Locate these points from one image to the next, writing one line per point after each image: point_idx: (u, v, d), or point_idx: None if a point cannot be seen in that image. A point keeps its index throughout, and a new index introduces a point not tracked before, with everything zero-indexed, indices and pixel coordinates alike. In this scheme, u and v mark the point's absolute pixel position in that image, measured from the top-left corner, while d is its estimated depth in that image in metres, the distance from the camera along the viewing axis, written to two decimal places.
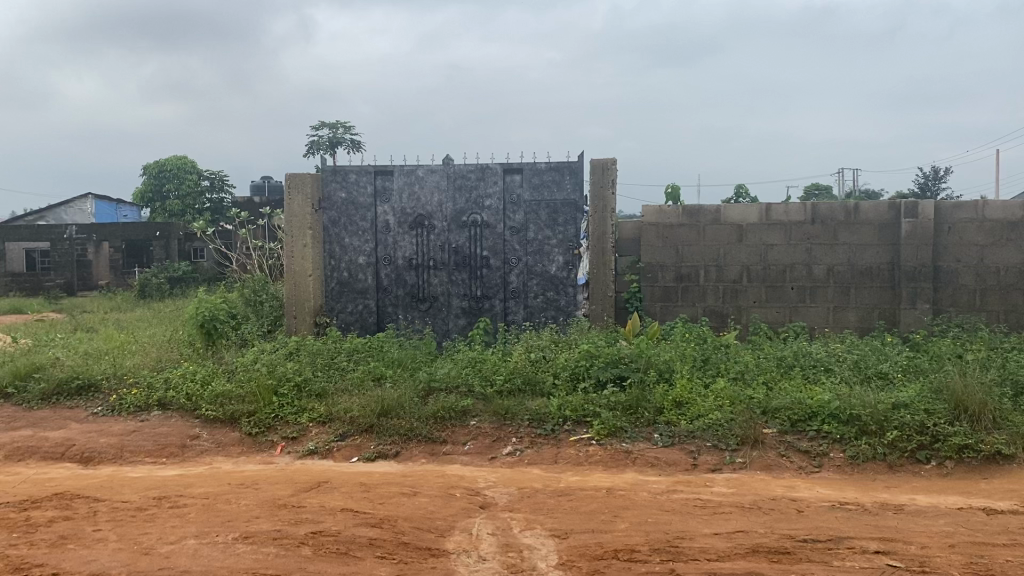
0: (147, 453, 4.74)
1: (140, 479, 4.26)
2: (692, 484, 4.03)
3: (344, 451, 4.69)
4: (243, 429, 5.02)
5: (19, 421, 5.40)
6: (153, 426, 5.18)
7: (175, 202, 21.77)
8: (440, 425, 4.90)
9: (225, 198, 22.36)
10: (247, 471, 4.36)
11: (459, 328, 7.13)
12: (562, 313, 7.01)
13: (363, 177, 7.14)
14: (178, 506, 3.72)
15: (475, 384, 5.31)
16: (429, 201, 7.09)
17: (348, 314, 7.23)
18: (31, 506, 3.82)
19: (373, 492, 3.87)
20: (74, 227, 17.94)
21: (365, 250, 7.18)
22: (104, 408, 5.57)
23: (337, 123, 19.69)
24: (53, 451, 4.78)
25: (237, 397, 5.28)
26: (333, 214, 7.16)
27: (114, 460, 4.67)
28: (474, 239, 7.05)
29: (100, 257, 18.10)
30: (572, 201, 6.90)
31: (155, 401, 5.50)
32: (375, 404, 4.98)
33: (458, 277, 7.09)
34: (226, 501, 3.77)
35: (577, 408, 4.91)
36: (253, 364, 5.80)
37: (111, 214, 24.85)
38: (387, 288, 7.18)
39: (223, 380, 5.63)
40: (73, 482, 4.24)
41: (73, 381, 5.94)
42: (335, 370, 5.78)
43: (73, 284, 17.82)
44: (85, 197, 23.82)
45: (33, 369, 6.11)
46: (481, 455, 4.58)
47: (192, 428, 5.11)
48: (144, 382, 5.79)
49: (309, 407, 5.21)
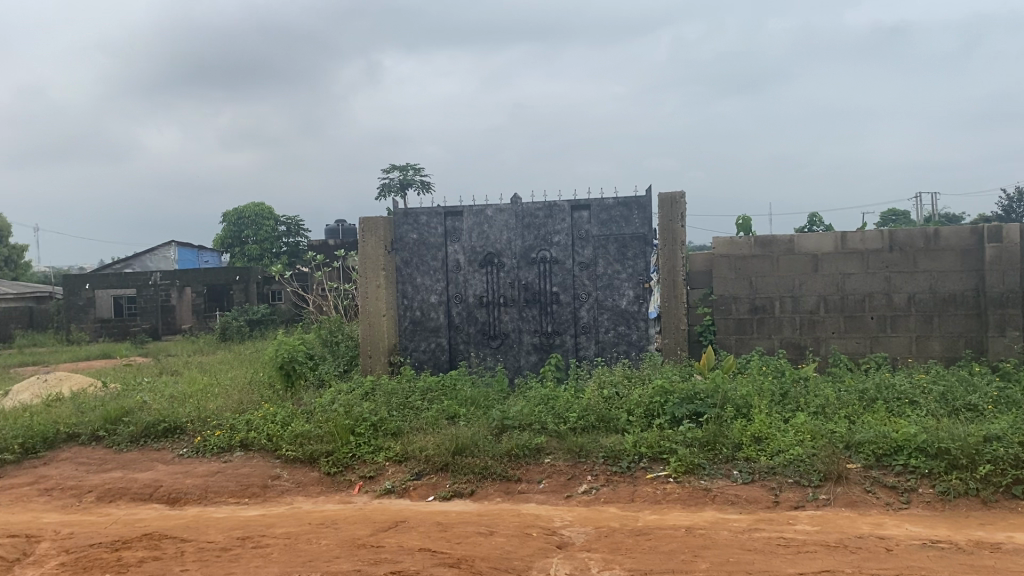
0: (231, 493, 4.86)
1: (224, 519, 4.36)
2: (775, 522, 3.93)
3: (421, 490, 4.73)
4: (322, 468, 5.11)
5: (111, 464, 5.61)
6: (235, 467, 5.31)
7: (253, 247, 22.43)
8: (515, 463, 4.90)
9: (301, 242, 22.97)
10: (326, 511, 4.43)
11: (531, 364, 7.12)
12: (634, 347, 6.94)
13: (434, 219, 7.27)
14: (261, 546, 3.79)
15: (548, 422, 5.28)
16: (499, 239, 7.16)
17: (421, 352, 7.31)
18: (122, 546, 3.95)
19: (450, 531, 3.88)
20: (159, 274, 18.48)
21: (437, 289, 7.27)
22: (189, 450, 5.73)
23: (407, 166, 20.01)
24: (141, 492, 4.94)
25: (316, 437, 5.38)
26: (405, 255, 7.31)
27: (199, 501, 4.79)
28: (543, 275, 7.08)
29: (184, 301, 18.72)
30: (641, 235, 6.87)
31: (238, 442, 5.65)
32: (450, 442, 5.02)
33: (529, 313, 7.11)
34: (307, 540, 3.83)
35: (653, 444, 4.84)
36: (331, 405, 5.90)
37: (192, 260, 25.84)
38: (458, 326, 7.24)
39: (302, 421, 5.74)
40: (161, 522, 4.38)
41: (160, 424, 6.13)
42: (411, 410, 5.83)
43: (158, 329, 18.44)
44: (169, 244, 24.74)
45: (122, 414, 6.36)
46: (557, 494, 4.55)
47: (274, 468, 5.22)
48: (227, 424, 5.95)
49: (385, 445, 5.27)
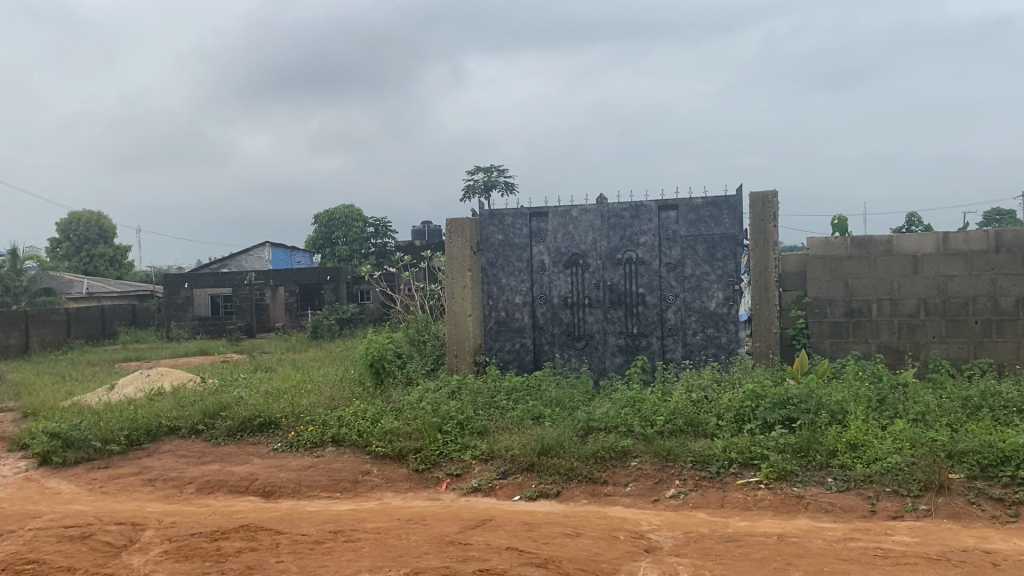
0: (323, 487, 4.99)
1: (317, 513, 4.48)
2: (872, 531, 3.80)
3: (506, 489, 4.75)
4: (410, 465, 5.19)
5: (210, 457, 5.83)
6: (327, 461, 5.45)
7: (343, 248, 22.96)
8: (601, 465, 4.87)
9: (388, 242, 23.40)
10: (415, 507, 4.50)
11: (616, 366, 7.07)
12: (723, 350, 6.81)
13: (519, 220, 7.31)
14: (352, 540, 3.88)
15: (635, 425, 5.23)
16: (584, 240, 7.14)
17: (506, 352, 7.35)
18: (221, 537, 4.09)
19: (537, 531, 3.89)
20: (253, 274, 19.13)
21: (522, 290, 7.30)
22: (284, 444, 5.91)
23: (491, 167, 20.14)
24: (239, 485, 5.11)
25: (404, 434, 5.48)
26: (491, 255, 7.37)
27: (293, 494, 4.93)
28: (629, 276, 7.02)
29: (276, 301, 19.36)
30: (731, 235, 6.74)
31: (330, 438, 5.79)
32: (536, 442, 5.03)
33: (615, 314, 7.06)
34: (397, 536, 3.90)
35: (744, 449, 4.75)
36: (419, 403, 5.99)
37: (285, 261, 26.63)
38: (543, 327, 7.25)
39: (391, 417, 5.84)
40: (257, 514, 4.52)
41: (256, 419, 6.33)
42: (496, 409, 5.87)
43: (253, 326, 19.11)
44: (264, 245, 25.55)
45: (220, 408, 6.60)
46: (644, 497, 4.51)
47: (364, 464, 5.33)
48: (319, 420, 6.10)
49: (472, 444, 5.31)
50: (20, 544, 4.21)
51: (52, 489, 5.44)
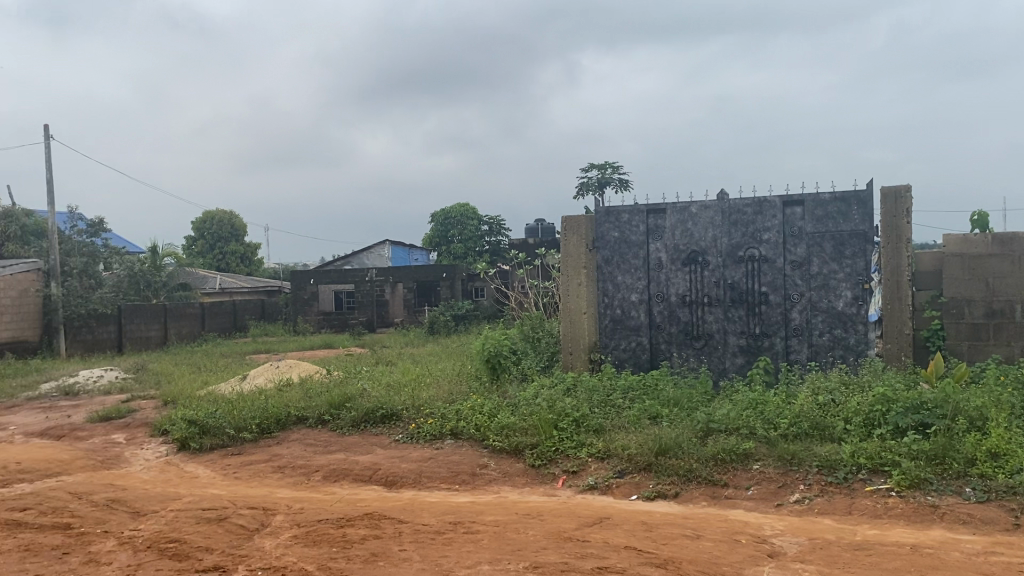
0: (442, 479, 5.09)
1: (437, 504, 4.58)
2: (1016, 546, 3.58)
3: (624, 489, 4.72)
4: (527, 460, 5.24)
5: (335, 446, 6.05)
6: (446, 454, 5.56)
7: (458, 246, 23.37)
8: (721, 467, 4.78)
9: (503, 240, 23.64)
10: (532, 502, 4.53)
11: (737, 366, 6.91)
12: (851, 352, 6.56)
13: (636, 217, 7.25)
14: (472, 532, 3.94)
15: (757, 427, 5.11)
16: (704, 237, 7.02)
17: (622, 351, 7.30)
18: (346, 524, 4.24)
19: (656, 531, 3.85)
20: (374, 271, 19.77)
21: (638, 288, 7.24)
22: (405, 436, 6.07)
23: (606, 164, 20.01)
24: (362, 474, 5.29)
25: (521, 430, 5.53)
26: (606, 253, 7.33)
27: (414, 485, 5.06)
28: (751, 274, 6.85)
29: (395, 298, 19.94)
30: (861, 232, 6.49)
31: (449, 431, 5.91)
32: (654, 442, 4.98)
33: (735, 313, 6.90)
34: (515, 530, 3.94)
35: (873, 455, 4.56)
36: (535, 399, 6.04)
37: (404, 258, 27.33)
38: (660, 325, 7.16)
39: (508, 413, 5.91)
40: (380, 503, 4.67)
41: (378, 410, 6.52)
42: (612, 408, 5.84)
43: (374, 321, 19.69)
44: (384, 243, 26.26)
45: (344, 399, 6.85)
46: (767, 501, 4.40)
47: (481, 457, 5.41)
48: (438, 413, 6.23)
49: (588, 441, 5.30)
50: (163, 524, 4.49)
51: (191, 472, 5.77)
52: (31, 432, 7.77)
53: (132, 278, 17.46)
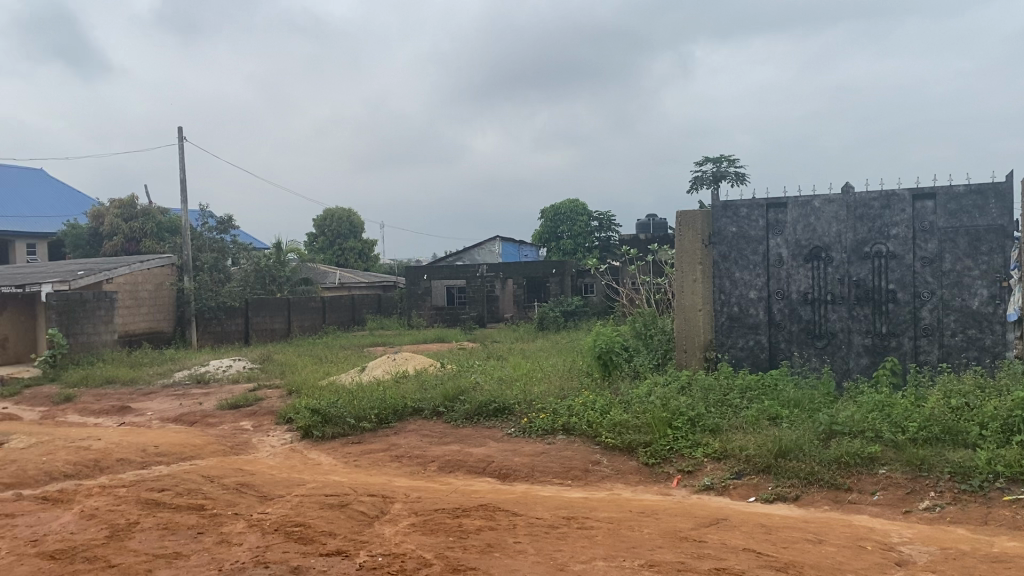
0: (555, 474, 5.12)
1: (550, 498, 4.61)
2: None
3: (741, 490, 4.62)
4: (640, 458, 5.20)
5: (450, 438, 6.16)
6: (559, 449, 5.58)
7: (567, 242, 23.40)
8: (845, 471, 4.62)
9: (613, 236, 23.52)
10: (646, 500, 4.50)
11: (861, 367, 6.64)
12: (987, 353, 6.21)
13: (755, 211, 7.07)
14: (586, 528, 3.95)
15: (884, 430, 4.91)
16: (827, 233, 6.78)
17: (739, 349, 7.13)
18: (462, 514, 4.32)
19: (776, 534, 3.76)
20: (485, 266, 20.10)
21: (757, 284, 7.06)
22: (517, 430, 6.13)
23: (720, 157, 19.56)
24: (476, 466, 5.37)
25: (634, 427, 5.49)
26: (724, 248, 7.17)
27: (527, 478, 5.10)
28: (877, 271, 6.58)
29: (506, 293, 20.23)
30: (998, 226, 6.15)
31: (561, 426, 5.92)
32: (773, 444, 4.86)
33: (860, 312, 6.64)
34: (630, 527, 3.92)
35: (1013, 463, 4.29)
36: (649, 397, 5.99)
37: (514, 255, 27.57)
38: (780, 323, 6.96)
39: (621, 410, 5.88)
40: (494, 495, 4.73)
41: (490, 404, 6.61)
42: (729, 408, 5.72)
43: (484, 317, 19.98)
44: (494, 240, 26.54)
45: (458, 393, 6.97)
46: (894, 508, 4.22)
47: (594, 454, 5.41)
48: (550, 408, 6.25)
49: (704, 441, 5.21)
50: (289, 508, 4.69)
51: (314, 459, 6.00)
52: (168, 417, 8.25)
53: (257, 273, 18.28)
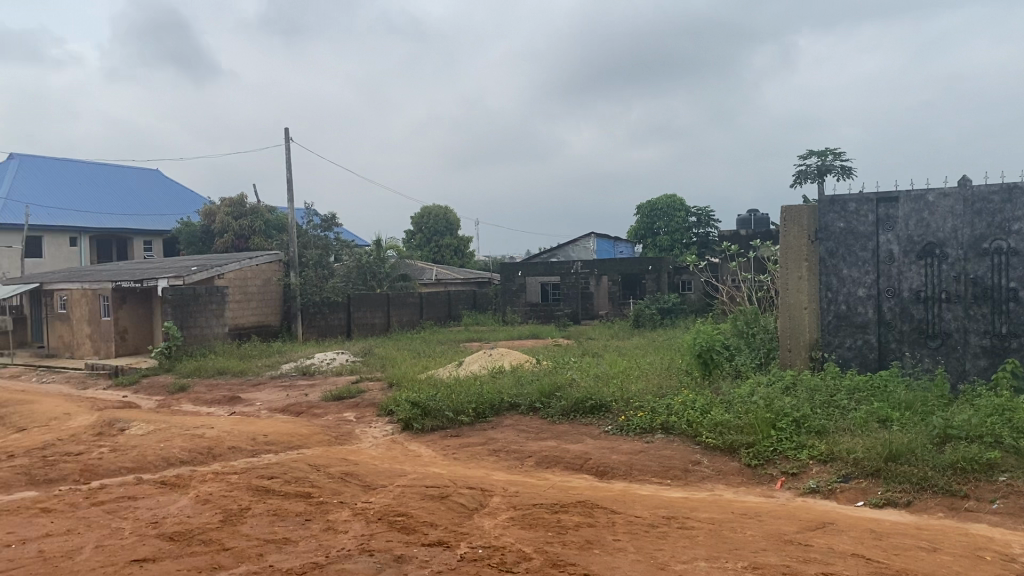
0: (654, 473, 5.07)
1: (650, 497, 4.57)
2: None
3: (848, 494, 4.48)
4: (742, 459, 5.11)
5: (547, 433, 6.18)
6: (657, 448, 5.53)
7: (664, 238, 23.12)
8: (960, 477, 4.41)
9: (711, 232, 23.07)
10: (748, 502, 4.41)
11: (979, 369, 6.34)
12: None
13: (864, 206, 6.83)
14: (687, 528, 3.90)
15: (1005, 435, 4.67)
16: (942, 228, 6.50)
17: (846, 349, 6.90)
18: (560, 510, 4.33)
19: (887, 540, 3.63)
20: (579, 263, 20.06)
21: (866, 282, 6.82)
22: (614, 428, 6.10)
23: (826, 151, 18.93)
24: (573, 463, 5.37)
25: (736, 427, 5.39)
26: (831, 244, 6.96)
27: (626, 476, 5.08)
28: (997, 268, 6.27)
29: (601, 290, 20.06)
30: None
31: (659, 425, 5.86)
32: (883, 447, 4.69)
33: (978, 311, 6.34)
34: (732, 529, 3.85)
35: None
36: (751, 397, 5.86)
37: (610, 251, 27.41)
38: (891, 322, 6.70)
39: (722, 409, 5.78)
40: (592, 492, 4.73)
41: (587, 401, 6.59)
42: (836, 409, 5.55)
43: (578, 313, 19.97)
44: (590, 236, 26.42)
45: (555, 389, 6.98)
46: (1015, 517, 4.01)
47: (694, 454, 5.34)
48: (649, 406, 6.20)
49: (809, 443, 5.07)
50: (391, 498, 4.80)
51: (414, 451, 6.12)
52: (275, 407, 8.56)
53: (358, 269, 18.74)
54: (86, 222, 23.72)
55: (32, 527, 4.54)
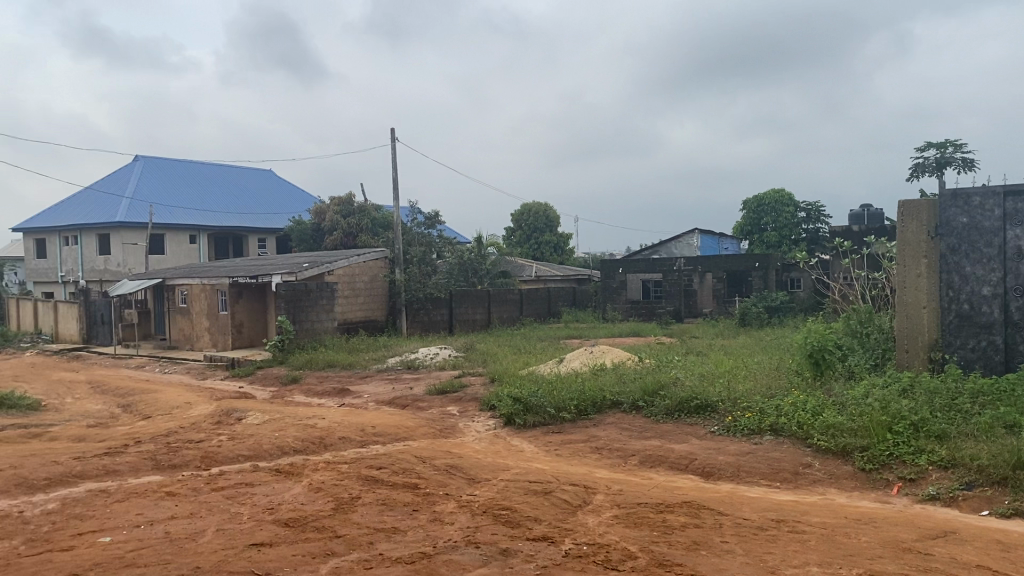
0: (762, 475, 4.96)
1: (758, 499, 4.47)
2: None
3: (971, 502, 4.27)
4: (856, 464, 4.93)
5: (651, 432, 6.13)
6: (766, 450, 5.41)
7: (772, 234, 22.55)
8: None
9: (822, 228, 22.34)
10: (863, 508, 4.26)
11: None
12: None
13: (990, 200, 6.48)
14: (798, 532, 3.80)
15: None
16: None
17: (969, 350, 6.54)
18: (666, 509, 4.29)
19: (1015, 552, 3.44)
20: (682, 261, 19.73)
21: (991, 280, 6.47)
22: (721, 428, 6.00)
23: (946, 142, 18.04)
24: (678, 463, 5.31)
25: (849, 430, 5.21)
26: (952, 241, 6.63)
27: (732, 478, 4.98)
28: None
29: (704, 287, 19.77)
30: None
31: (768, 426, 5.72)
32: (1010, 454, 4.45)
33: None
34: (846, 534, 3.73)
35: None
36: (865, 399, 5.66)
37: (714, 247, 26.90)
38: (1019, 323, 6.37)
39: (834, 411, 5.60)
40: (698, 493, 4.66)
41: (692, 401, 6.50)
42: (958, 413, 5.30)
43: (681, 311, 19.60)
44: (694, 232, 25.98)
45: (659, 388, 6.91)
46: None
47: (804, 456, 5.19)
48: (757, 407, 6.06)
49: (929, 448, 4.86)
50: (495, 492, 4.85)
51: (517, 446, 6.17)
52: (382, 400, 8.77)
53: (460, 265, 19.01)
54: (205, 220, 24.88)
55: (159, 509, 4.80)
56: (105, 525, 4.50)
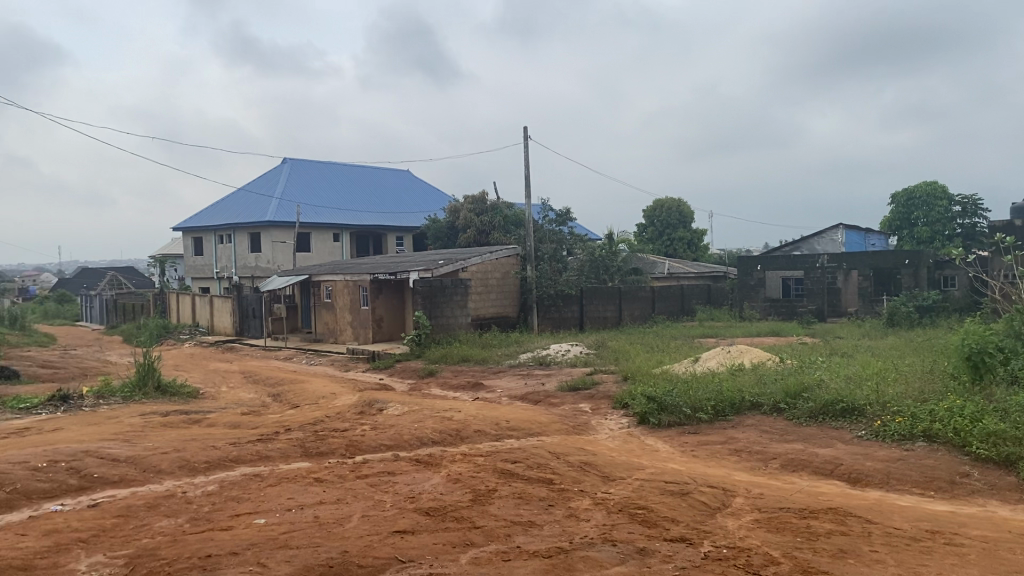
0: (915, 483, 4.72)
1: (911, 509, 4.26)
2: None
3: None
4: (1021, 475, 4.61)
5: (792, 435, 5.95)
6: (918, 457, 5.14)
7: (925, 229, 21.27)
8: None
9: (979, 222, 20.89)
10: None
11: None
12: None
13: None
14: (956, 544, 3.60)
15: None
16: None
17: None
18: (810, 515, 4.15)
19: None
20: (825, 257, 18.98)
21: None
22: (868, 433, 5.74)
23: None
24: (823, 468, 5.13)
25: (1014, 439, 4.88)
26: None
27: (882, 485, 4.77)
28: None
29: (849, 285, 18.99)
30: None
31: (921, 432, 5.43)
32: None
33: None
34: (1010, 549, 3.51)
35: None
36: None
37: (859, 244, 25.71)
38: None
39: (996, 418, 5.25)
40: (845, 499, 4.48)
41: (837, 404, 6.25)
42: None
43: (824, 310, 18.80)
44: (837, 228, 24.92)
45: (801, 389, 6.69)
46: None
47: (962, 465, 4.90)
48: (908, 412, 5.77)
49: None
50: (631, 491, 4.83)
51: (652, 446, 6.12)
52: (515, 395, 8.89)
53: (592, 263, 18.96)
54: (347, 220, 25.91)
55: (308, 494, 5.06)
56: (260, 507, 4.79)
